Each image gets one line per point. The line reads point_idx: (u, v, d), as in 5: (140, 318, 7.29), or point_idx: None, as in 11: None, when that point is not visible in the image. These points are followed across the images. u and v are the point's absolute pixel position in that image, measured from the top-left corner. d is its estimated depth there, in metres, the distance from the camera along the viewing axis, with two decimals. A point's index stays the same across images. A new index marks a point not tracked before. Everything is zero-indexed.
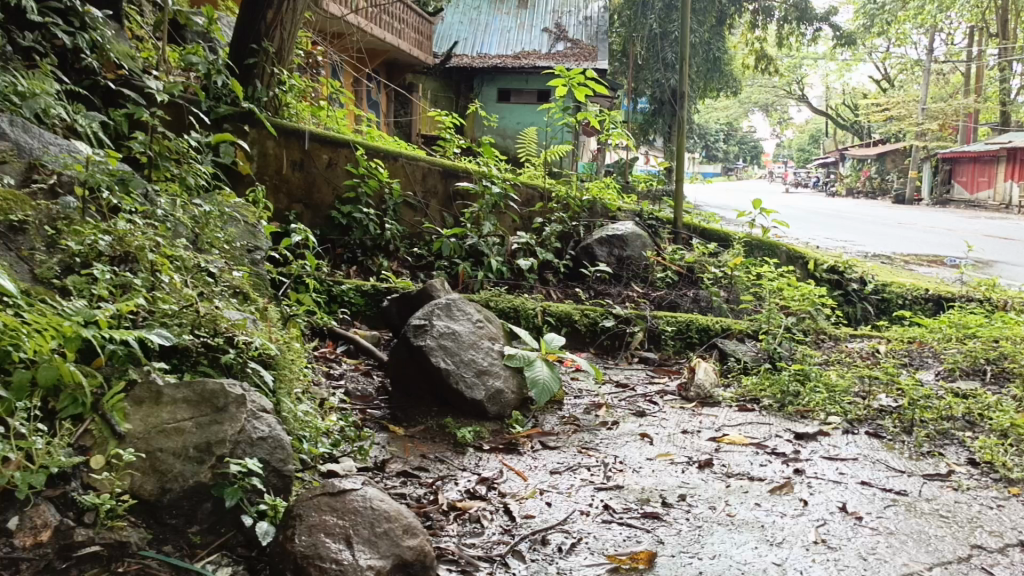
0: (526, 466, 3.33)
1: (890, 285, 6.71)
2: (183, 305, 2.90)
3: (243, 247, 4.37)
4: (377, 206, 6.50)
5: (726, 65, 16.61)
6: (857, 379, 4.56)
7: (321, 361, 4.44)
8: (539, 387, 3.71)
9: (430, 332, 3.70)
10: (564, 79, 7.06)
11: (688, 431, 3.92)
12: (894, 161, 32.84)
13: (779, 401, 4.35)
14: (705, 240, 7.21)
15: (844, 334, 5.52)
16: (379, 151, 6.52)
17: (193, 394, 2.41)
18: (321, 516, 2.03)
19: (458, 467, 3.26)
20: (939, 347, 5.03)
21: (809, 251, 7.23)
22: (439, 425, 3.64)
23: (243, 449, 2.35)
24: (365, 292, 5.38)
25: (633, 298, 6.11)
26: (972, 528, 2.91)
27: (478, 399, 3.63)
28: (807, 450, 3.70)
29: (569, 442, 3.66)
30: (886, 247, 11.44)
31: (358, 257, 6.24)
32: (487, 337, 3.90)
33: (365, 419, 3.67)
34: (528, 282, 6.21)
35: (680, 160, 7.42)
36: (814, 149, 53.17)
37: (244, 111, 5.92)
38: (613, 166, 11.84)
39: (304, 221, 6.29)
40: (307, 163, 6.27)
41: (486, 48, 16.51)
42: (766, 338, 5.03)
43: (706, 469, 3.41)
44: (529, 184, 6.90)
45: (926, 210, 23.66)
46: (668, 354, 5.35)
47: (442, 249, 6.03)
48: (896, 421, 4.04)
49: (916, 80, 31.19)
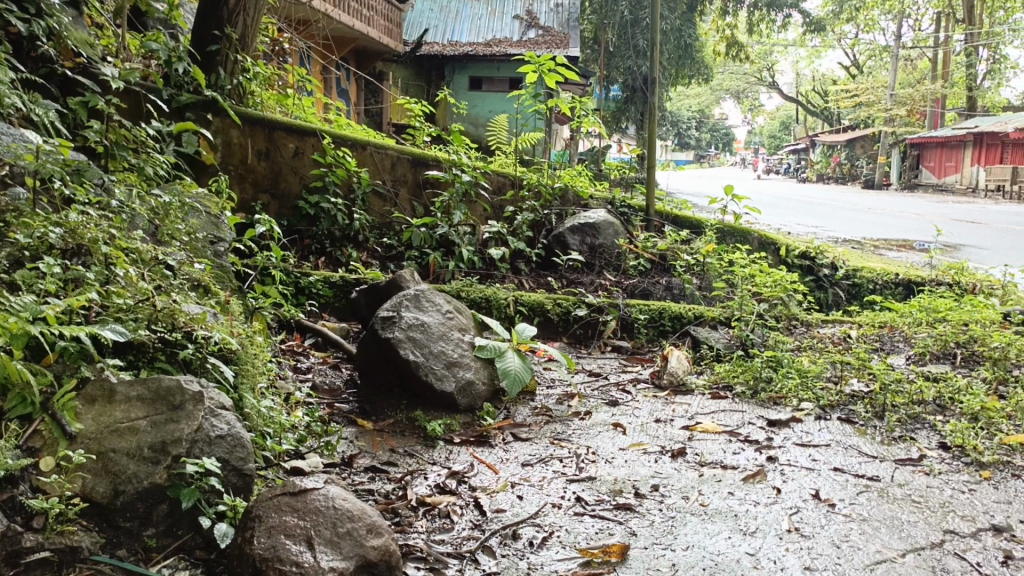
0: (497, 458, 3.28)
1: (861, 270, 6.72)
2: (138, 299, 2.80)
3: (205, 239, 4.26)
4: (345, 196, 6.39)
5: (697, 51, 16.61)
6: (830, 365, 4.55)
7: (288, 354, 4.35)
8: (511, 378, 3.65)
9: (398, 324, 3.62)
10: (534, 65, 6.97)
11: (661, 420, 3.88)
12: (864, 147, 33.15)
13: (752, 388, 4.34)
14: (677, 227, 7.19)
15: (816, 320, 5.52)
16: (347, 139, 6.41)
17: (148, 392, 2.30)
18: (281, 516, 1.95)
19: (428, 461, 3.20)
20: (910, 332, 5.04)
21: (781, 237, 7.22)
22: (408, 418, 3.57)
23: (201, 448, 2.24)
24: (334, 283, 5.29)
25: (605, 286, 6.07)
26: (945, 513, 2.90)
27: (448, 392, 3.56)
28: (780, 437, 3.69)
29: (541, 433, 3.60)
30: (857, 232, 11.53)
31: (326, 248, 6.14)
32: (457, 327, 3.82)
33: (333, 413, 3.59)
34: (499, 271, 6.14)
35: (652, 146, 7.38)
36: (785, 136, 53.57)
37: (207, 99, 5.78)
38: (585, 154, 11.80)
39: (270, 212, 6.17)
40: (273, 153, 6.14)
41: (457, 36, 16.35)
42: (738, 325, 5.01)
43: (680, 459, 3.38)
44: (500, 171, 6.82)
45: (896, 194, 23.93)
46: (641, 342, 5.31)
47: (411, 239, 5.94)
48: (868, 406, 4.04)
49: (885, 66, 31.48)
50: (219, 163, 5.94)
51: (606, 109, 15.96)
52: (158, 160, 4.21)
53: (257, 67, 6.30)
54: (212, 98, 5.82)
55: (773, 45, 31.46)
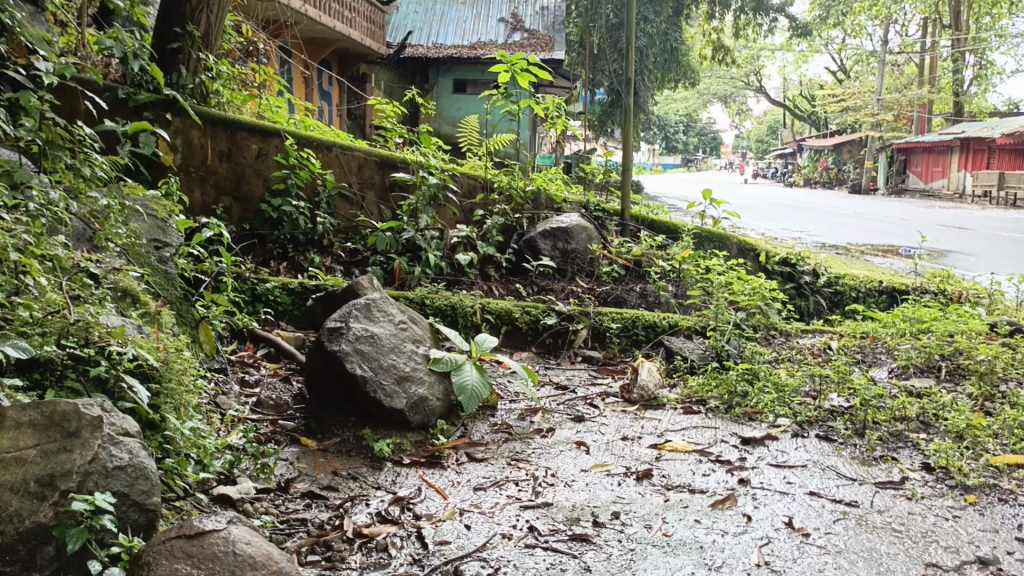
0: (447, 482, 3.04)
1: (843, 277, 6.53)
2: (49, 311, 2.55)
3: (149, 243, 4.01)
4: (310, 198, 6.16)
5: (683, 55, 16.44)
6: (808, 378, 4.34)
7: (236, 366, 4.12)
8: (467, 394, 3.42)
9: (346, 335, 3.38)
10: (507, 65, 6.73)
11: (628, 437, 3.66)
12: (851, 151, 33.12)
13: (726, 403, 4.13)
14: (654, 233, 6.97)
15: (795, 329, 5.31)
16: (311, 140, 6.16)
17: (42, 417, 2.04)
18: (172, 565, 1.75)
19: (372, 485, 2.96)
20: (893, 343, 4.83)
21: (761, 243, 7.02)
22: (356, 437, 3.34)
23: (95, 482, 1.97)
24: (292, 290, 5.04)
25: (577, 294, 5.85)
26: (927, 543, 2.69)
27: (398, 409, 3.32)
28: (752, 457, 3.47)
29: (498, 453, 3.38)
30: (842, 238, 11.39)
31: (288, 253, 5.89)
32: (410, 339, 3.58)
33: (275, 431, 3.35)
34: (468, 277, 5.92)
35: (630, 149, 7.16)
36: (772, 140, 53.65)
37: (165, 98, 5.50)
38: (567, 157, 11.60)
39: (232, 215, 5.90)
40: (235, 154, 5.88)
41: (441, 38, 16.12)
42: (714, 335, 4.79)
43: (645, 481, 3.15)
44: (470, 174, 6.60)
45: (882, 199, 23.82)
46: (613, 352, 5.10)
47: (376, 244, 5.70)
48: (848, 423, 3.83)
49: (872, 71, 31.44)
50: (177, 165, 5.69)
51: (590, 112, 15.76)
52: (100, 160, 3.95)
53: (220, 65, 6.04)
54: (170, 96, 5.56)
55: (761, 48, 31.35)
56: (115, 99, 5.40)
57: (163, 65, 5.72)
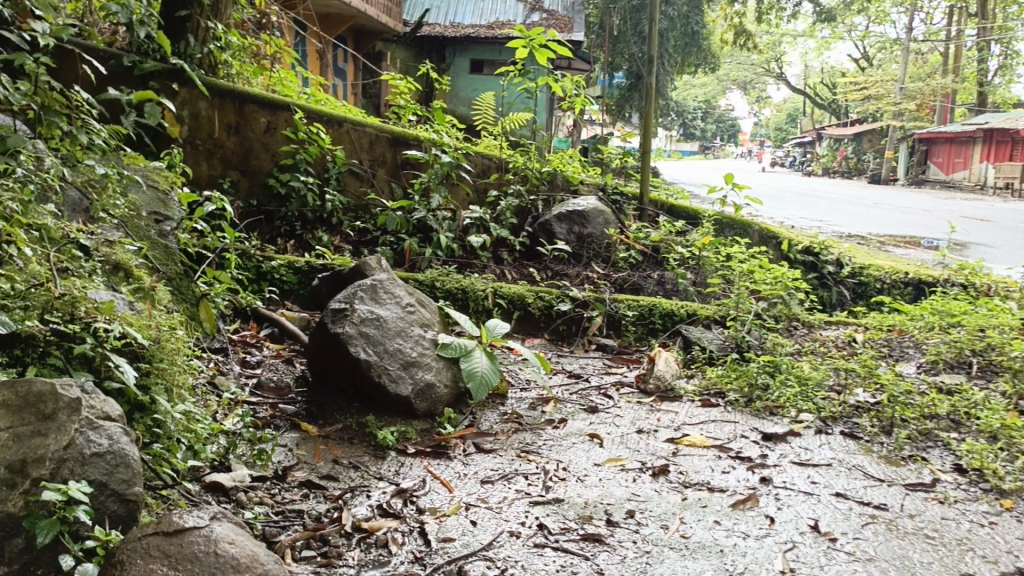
0: (453, 474, 2.88)
1: (868, 267, 6.30)
2: (33, 284, 2.40)
3: (149, 217, 3.87)
4: (319, 175, 6.00)
5: (704, 39, 16.13)
6: (832, 372, 4.16)
7: (237, 347, 3.98)
8: (476, 381, 3.26)
9: (351, 318, 3.23)
10: (525, 40, 6.51)
11: (644, 431, 3.49)
12: (872, 141, 32.60)
13: (746, 396, 3.96)
14: (673, 218, 6.77)
15: (819, 321, 5.11)
16: (322, 114, 5.99)
17: (15, 397, 1.89)
18: (148, 564, 1.65)
19: (374, 476, 2.80)
20: (922, 336, 4.62)
21: (783, 231, 6.80)
22: (359, 424, 3.18)
23: (71, 470, 1.81)
24: (299, 269, 4.88)
25: (592, 279, 5.68)
26: (963, 552, 2.51)
27: (404, 395, 3.16)
28: (774, 454, 3.30)
29: (507, 444, 3.22)
30: (864, 227, 11.13)
31: (296, 231, 5.74)
32: (417, 323, 3.42)
33: (275, 415, 3.20)
34: (480, 260, 5.75)
35: (649, 132, 6.95)
36: (791, 129, 53.11)
37: (172, 68, 5.34)
38: (584, 139, 11.40)
39: (240, 190, 5.78)
40: (243, 127, 5.73)
41: (458, 17, 15.85)
42: (734, 325, 4.60)
43: (661, 478, 2.98)
44: (484, 153, 6.41)
45: (903, 190, 23.38)
46: (628, 341, 4.93)
47: (386, 223, 5.53)
48: (874, 420, 3.65)
49: (895, 59, 30.89)
50: (184, 137, 5.56)
51: (608, 96, 15.47)
52: (99, 128, 3.80)
53: (229, 35, 5.87)
54: (177, 66, 5.40)
55: (783, 35, 30.87)
56: (120, 68, 5.24)
57: (171, 33, 5.56)
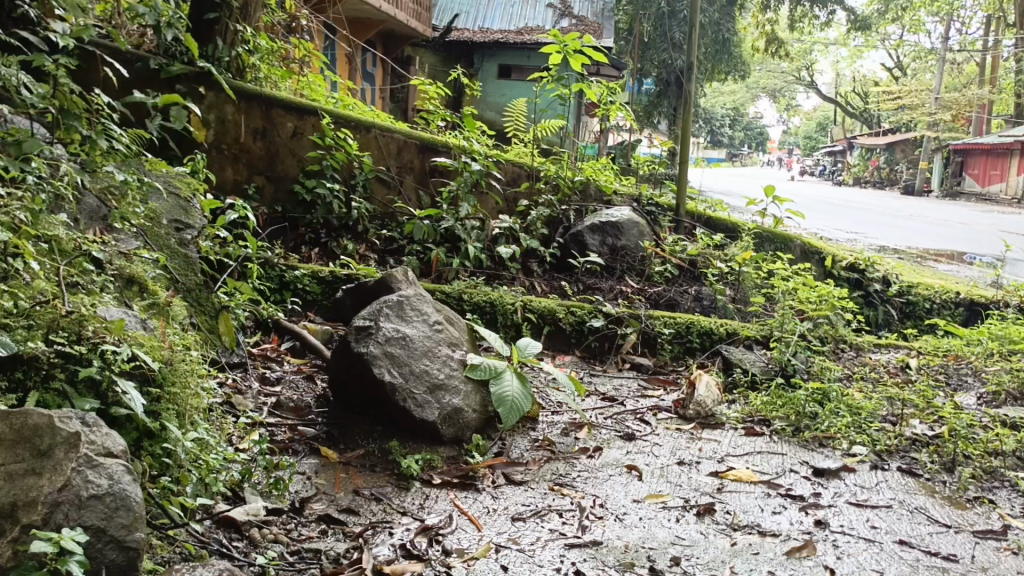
0: (481, 510, 2.68)
1: (916, 286, 6.06)
2: (38, 301, 2.22)
3: (169, 225, 3.72)
4: (345, 181, 5.84)
5: (737, 46, 15.85)
6: (885, 401, 3.93)
7: (257, 361, 3.81)
8: (507, 406, 3.05)
9: (376, 337, 3.04)
10: (560, 45, 6.30)
11: (685, 462, 3.28)
12: (904, 151, 31.99)
13: (794, 425, 3.75)
14: (710, 231, 6.55)
15: (867, 343, 4.90)
16: (349, 119, 5.82)
17: (9, 430, 1.71)
18: None
19: (397, 510, 2.61)
20: (980, 364, 4.37)
21: (825, 245, 6.56)
22: (382, 450, 2.99)
23: (65, 515, 1.62)
24: (322, 279, 4.72)
25: (626, 294, 5.47)
26: None
27: (430, 421, 2.96)
28: (828, 493, 3.08)
29: (539, 475, 3.01)
30: (902, 241, 10.80)
31: (321, 238, 5.57)
32: (445, 343, 3.23)
33: (293, 438, 3.02)
34: (509, 272, 5.56)
35: (686, 141, 6.71)
36: (821, 137, 52.43)
37: (199, 70, 5.20)
38: (613, 146, 11.21)
39: (265, 196, 5.63)
40: (270, 131, 5.58)
41: (488, 22, 15.68)
42: (778, 347, 4.36)
43: (707, 519, 2.77)
44: (515, 161, 6.22)
45: (937, 202, 22.81)
46: (664, 360, 4.71)
47: (413, 232, 5.35)
48: (934, 456, 3.44)
49: (930, 69, 30.31)
50: (210, 141, 5.40)
51: (636, 102, 15.14)
52: (119, 133, 3.64)
53: (257, 38, 5.73)
54: (204, 69, 5.26)
55: (815, 43, 30.42)
56: (145, 69, 5.10)
57: (199, 35, 5.42)
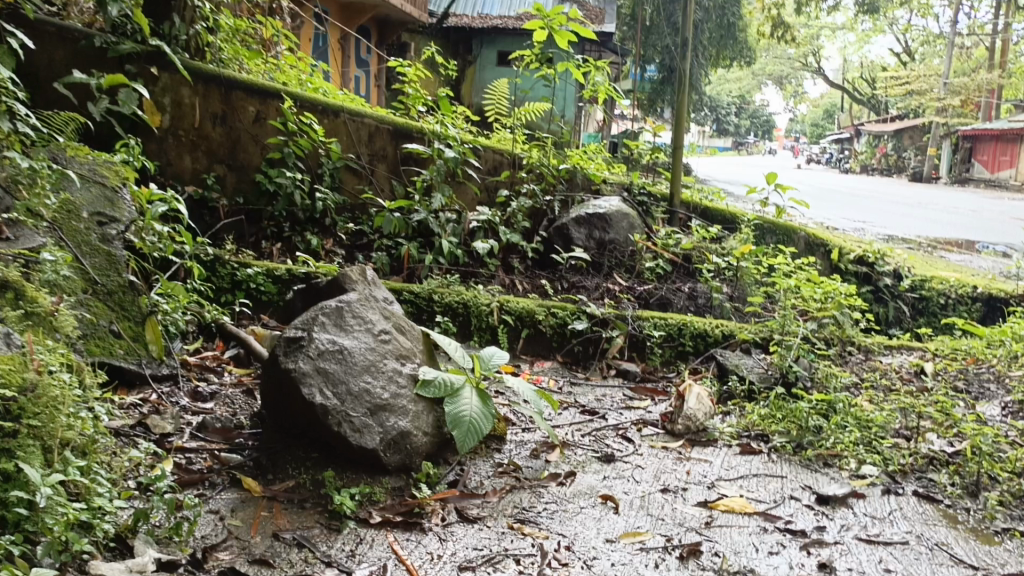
0: (423, 557, 2.26)
1: (929, 280, 5.62)
2: None
3: (91, 219, 3.31)
4: (312, 170, 5.40)
5: (741, 31, 15.32)
6: (897, 413, 3.50)
7: (192, 372, 3.39)
8: (463, 427, 2.61)
9: (307, 350, 2.64)
10: (544, 21, 5.84)
11: (670, 490, 2.86)
12: (913, 138, 31.36)
13: (795, 441, 3.33)
14: (708, 222, 6.11)
15: (877, 345, 4.47)
16: (315, 103, 5.39)
17: None
18: None
19: (321, 560, 2.18)
20: (1003, 369, 3.94)
21: (831, 236, 6.11)
22: (315, 481, 2.56)
23: None
24: (278, 277, 4.29)
25: (614, 292, 5.04)
26: None
27: (369, 447, 2.54)
28: (834, 526, 2.66)
29: (498, 510, 2.58)
30: (913, 230, 10.29)
31: (284, 232, 5.15)
32: (392, 355, 2.81)
33: (213, 467, 2.61)
34: (488, 269, 5.13)
35: (682, 126, 6.25)
36: (829, 125, 51.67)
37: (150, 50, 4.77)
38: (612, 134, 10.75)
39: (226, 187, 5.19)
40: (230, 117, 5.15)
41: (487, 7, 15.15)
42: (778, 351, 3.93)
43: (692, 564, 2.34)
44: (496, 147, 5.79)
45: (946, 189, 22.17)
46: (654, 366, 4.29)
47: (383, 225, 4.93)
48: (954, 477, 3.02)
49: (938, 54, 29.63)
50: (165, 127, 4.96)
51: (638, 90, 14.63)
52: (29, 114, 3.21)
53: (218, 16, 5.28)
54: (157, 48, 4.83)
55: (821, 29, 29.77)
56: (91, 48, 4.67)
57: (155, 11, 4.97)
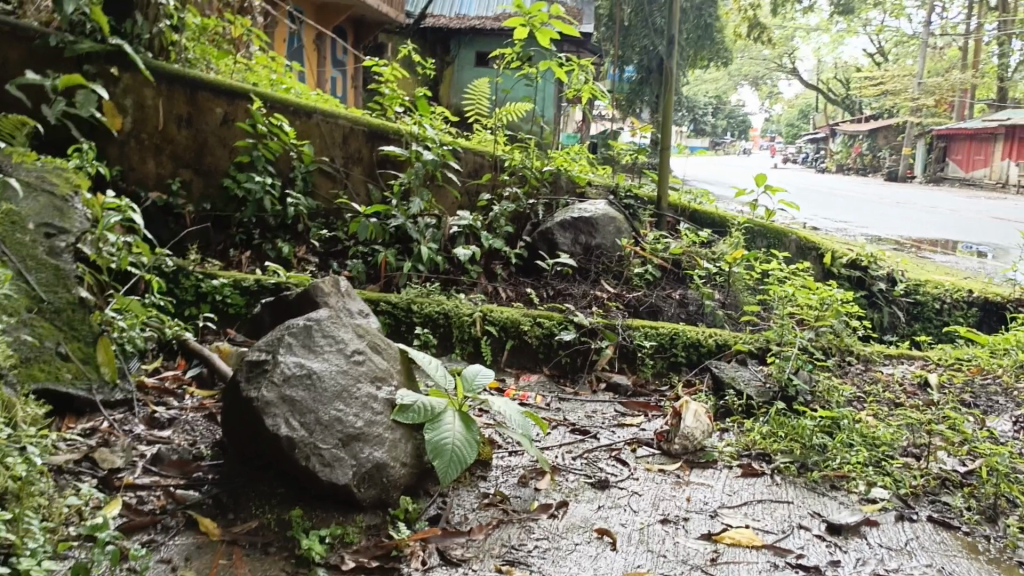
0: None
1: (924, 284, 5.46)
2: None
3: (37, 231, 3.03)
4: (283, 174, 5.13)
5: (719, 31, 15.19)
6: (905, 429, 3.31)
7: (150, 395, 3.12)
8: (445, 457, 2.37)
9: (272, 376, 2.40)
10: (526, 17, 5.60)
11: (670, 521, 2.63)
12: (888, 137, 31.52)
13: (799, 461, 3.12)
14: (696, 226, 5.90)
15: (877, 354, 4.28)
16: (286, 103, 5.11)
17: None
18: None
19: None
20: (1010, 380, 3.76)
21: (822, 239, 5.93)
22: (282, 522, 2.31)
23: None
24: (246, 289, 4.02)
25: (601, 300, 4.81)
26: None
27: (341, 483, 2.29)
28: (848, 560, 2.44)
29: (485, 550, 2.34)
30: (897, 231, 10.17)
31: (253, 240, 4.89)
32: (367, 378, 2.56)
33: (168, 507, 2.35)
34: (469, 276, 4.89)
35: (668, 127, 6.04)
36: (804, 125, 51.92)
37: (109, 48, 4.47)
38: (593, 136, 10.54)
39: (192, 192, 4.90)
40: (196, 118, 4.86)
41: (465, 7, 14.89)
42: (776, 363, 3.72)
43: None
44: (476, 149, 5.55)
45: (922, 188, 22.19)
46: (645, 378, 4.07)
47: (358, 232, 4.68)
48: (971, 500, 2.82)
49: (911, 54, 29.77)
50: (126, 130, 4.67)
51: (617, 90, 14.45)
52: None
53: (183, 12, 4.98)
54: (117, 46, 4.54)
55: (797, 29, 29.78)
56: (46, 47, 4.37)
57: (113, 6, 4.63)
